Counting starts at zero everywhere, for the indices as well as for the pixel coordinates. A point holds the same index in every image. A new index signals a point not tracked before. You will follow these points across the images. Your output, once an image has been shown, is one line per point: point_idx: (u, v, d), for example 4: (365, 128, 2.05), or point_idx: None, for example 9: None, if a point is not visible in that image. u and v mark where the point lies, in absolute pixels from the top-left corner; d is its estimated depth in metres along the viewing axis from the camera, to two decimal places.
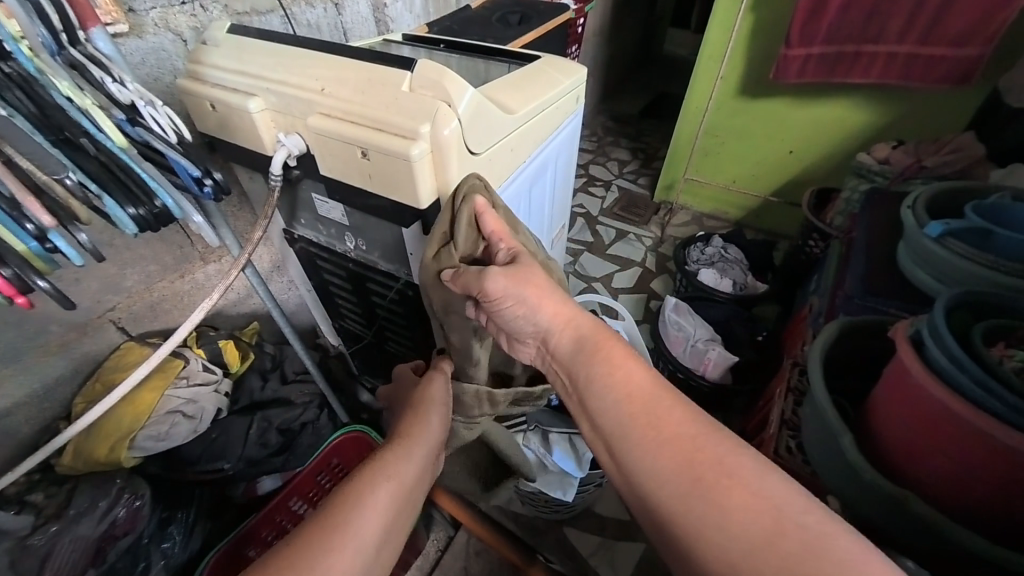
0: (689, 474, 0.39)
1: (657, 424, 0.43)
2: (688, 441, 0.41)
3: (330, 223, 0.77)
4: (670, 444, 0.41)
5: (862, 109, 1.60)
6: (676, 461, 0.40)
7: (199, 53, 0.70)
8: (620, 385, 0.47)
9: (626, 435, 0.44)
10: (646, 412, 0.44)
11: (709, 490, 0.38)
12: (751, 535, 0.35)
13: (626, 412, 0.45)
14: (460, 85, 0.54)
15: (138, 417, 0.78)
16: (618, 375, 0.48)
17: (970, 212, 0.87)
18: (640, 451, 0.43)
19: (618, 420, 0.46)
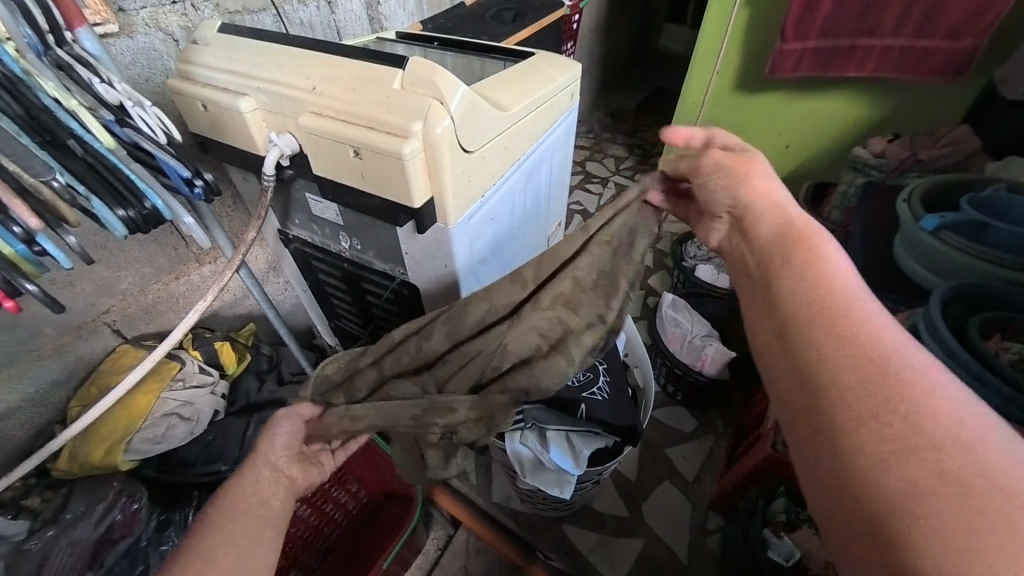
0: (857, 365, 0.36)
1: (848, 317, 0.40)
2: (876, 344, 0.37)
3: (324, 223, 0.76)
4: (847, 338, 0.38)
5: (858, 102, 1.60)
6: (864, 353, 0.36)
7: (189, 52, 0.69)
8: (813, 275, 0.44)
9: (800, 310, 0.42)
10: (839, 302, 0.41)
11: (894, 391, 0.34)
12: (929, 438, 0.31)
13: (807, 295, 0.43)
14: (452, 83, 0.53)
15: (134, 420, 0.78)
16: (816, 267, 0.45)
17: (965, 205, 0.87)
18: (816, 330, 0.40)
19: (796, 300, 0.43)
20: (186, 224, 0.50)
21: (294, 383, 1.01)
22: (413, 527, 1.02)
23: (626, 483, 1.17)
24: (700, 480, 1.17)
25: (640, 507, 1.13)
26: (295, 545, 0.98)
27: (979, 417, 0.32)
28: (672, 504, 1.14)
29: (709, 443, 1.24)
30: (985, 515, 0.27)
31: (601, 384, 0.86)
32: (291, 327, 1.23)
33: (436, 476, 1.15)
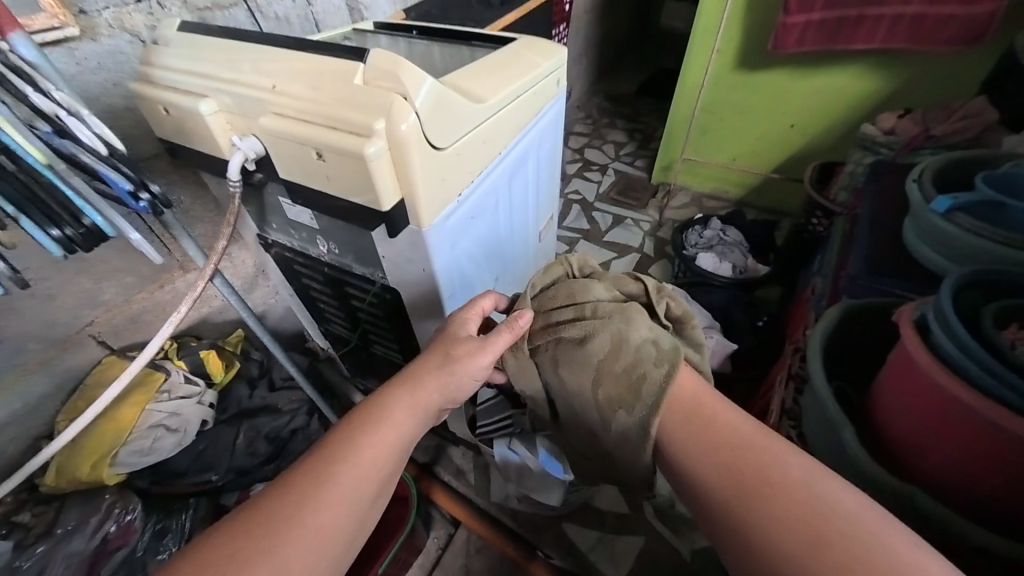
0: (743, 492, 0.47)
1: (739, 452, 0.49)
2: (747, 461, 0.48)
3: (301, 227, 0.74)
4: (750, 473, 0.47)
5: (867, 76, 1.52)
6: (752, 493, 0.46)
7: (150, 54, 0.66)
8: (702, 435, 0.52)
9: (707, 471, 0.50)
10: (722, 444, 0.51)
11: (773, 510, 0.44)
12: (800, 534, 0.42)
13: (709, 441, 0.51)
14: (417, 75, 0.50)
15: (120, 434, 0.77)
16: (723, 426, 0.52)
17: (981, 183, 0.82)
18: (699, 461, 0.51)
19: (693, 441, 0.52)
20: (132, 240, 0.50)
21: (285, 388, 1.00)
22: (412, 526, 1.02)
23: None
24: None
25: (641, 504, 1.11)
26: None
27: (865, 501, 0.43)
28: None
29: None
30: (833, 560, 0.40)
31: None
32: (284, 330, 1.22)
33: (434, 477, 1.15)
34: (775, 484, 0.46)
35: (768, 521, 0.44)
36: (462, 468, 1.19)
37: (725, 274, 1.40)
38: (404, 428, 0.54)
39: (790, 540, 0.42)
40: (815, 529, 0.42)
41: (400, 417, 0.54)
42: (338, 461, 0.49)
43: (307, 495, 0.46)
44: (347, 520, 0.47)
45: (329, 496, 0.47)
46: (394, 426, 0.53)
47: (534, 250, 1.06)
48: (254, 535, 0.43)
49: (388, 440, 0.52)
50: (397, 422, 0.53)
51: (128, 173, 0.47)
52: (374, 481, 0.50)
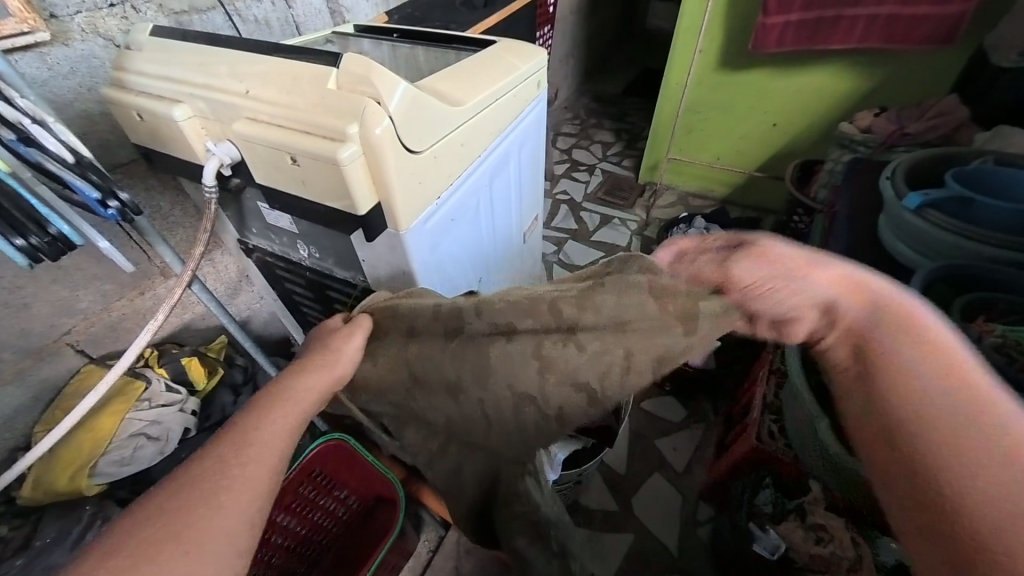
0: (966, 438, 0.35)
1: (954, 393, 0.37)
2: (966, 409, 0.36)
3: (281, 232, 0.73)
4: (965, 421, 0.36)
5: (845, 75, 1.55)
6: (974, 446, 0.35)
7: (122, 59, 0.65)
8: (930, 362, 0.39)
9: (910, 402, 0.38)
10: (941, 376, 0.39)
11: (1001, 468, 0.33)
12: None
13: (914, 367, 0.39)
14: (390, 79, 0.50)
15: (98, 444, 0.76)
16: (934, 355, 0.40)
17: (950, 180, 0.84)
18: (909, 394, 0.38)
19: (886, 383, 0.40)
20: (100, 247, 0.50)
21: None
22: (401, 527, 1.02)
23: (615, 477, 1.16)
24: (690, 472, 1.16)
25: (629, 501, 1.12)
26: (282, 554, 0.98)
27: None
28: (662, 496, 1.13)
29: (699, 432, 1.23)
30: None
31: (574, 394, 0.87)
32: (269, 335, 1.21)
33: (423, 479, 1.15)
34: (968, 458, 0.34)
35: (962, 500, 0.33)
36: None
37: None
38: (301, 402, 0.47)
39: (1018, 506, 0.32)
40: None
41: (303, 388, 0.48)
42: (240, 443, 0.41)
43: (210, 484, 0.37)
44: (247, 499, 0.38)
45: (231, 485, 0.38)
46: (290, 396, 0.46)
47: (517, 251, 1.07)
48: (149, 538, 0.34)
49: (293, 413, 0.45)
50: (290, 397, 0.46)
51: (94, 181, 0.47)
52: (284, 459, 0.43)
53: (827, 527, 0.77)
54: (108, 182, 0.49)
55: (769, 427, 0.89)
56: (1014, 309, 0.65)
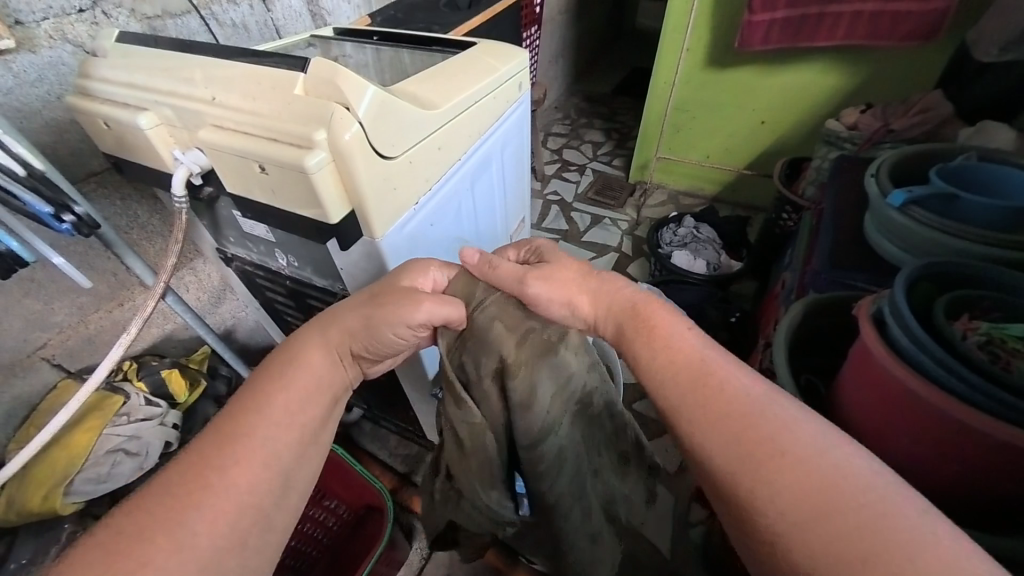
0: (736, 445, 0.39)
1: (717, 399, 0.42)
2: (738, 418, 0.40)
3: (258, 240, 0.71)
4: (741, 418, 0.40)
5: (831, 72, 1.55)
6: (732, 442, 0.39)
7: (88, 66, 0.64)
8: (673, 368, 0.46)
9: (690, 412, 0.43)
10: (694, 377, 0.44)
11: (761, 467, 0.37)
12: (802, 508, 0.35)
13: (677, 375, 0.45)
14: (357, 84, 0.49)
15: (73, 462, 0.74)
16: (681, 360, 0.46)
17: (933, 177, 0.84)
18: (685, 412, 0.43)
19: (685, 410, 0.43)
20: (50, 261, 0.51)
21: None
22: (391, 536, 1.00)
23: None
24: (683, 473, 1.15)
25: None
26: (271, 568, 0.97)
27: (879, 475, 0.35)
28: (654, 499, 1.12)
29: None
30: (842, 532, 0.33)
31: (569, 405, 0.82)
32: (255, 344, 1.20)
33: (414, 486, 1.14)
34: (793, 464, 0.37)
35: (795, 514, 0.35)
36: None
37: (700, 271, 1.42)
38: (303, 376, 0.51)
39: (791, 503, 0.35)
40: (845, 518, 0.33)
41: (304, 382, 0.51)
42: (247, 420, 0.46)
43: (219, 462, 0.44)
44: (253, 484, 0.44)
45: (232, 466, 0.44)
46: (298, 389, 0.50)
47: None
48: (149, 519, 0.40)
49: (298, 390, 0.50)
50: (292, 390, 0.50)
51: (47, 196, 0.48)
52: (288, 434, 0.48)
53: None
54: (62, 195, 0.50)
55: None
56: (1001, 307, 0.65)
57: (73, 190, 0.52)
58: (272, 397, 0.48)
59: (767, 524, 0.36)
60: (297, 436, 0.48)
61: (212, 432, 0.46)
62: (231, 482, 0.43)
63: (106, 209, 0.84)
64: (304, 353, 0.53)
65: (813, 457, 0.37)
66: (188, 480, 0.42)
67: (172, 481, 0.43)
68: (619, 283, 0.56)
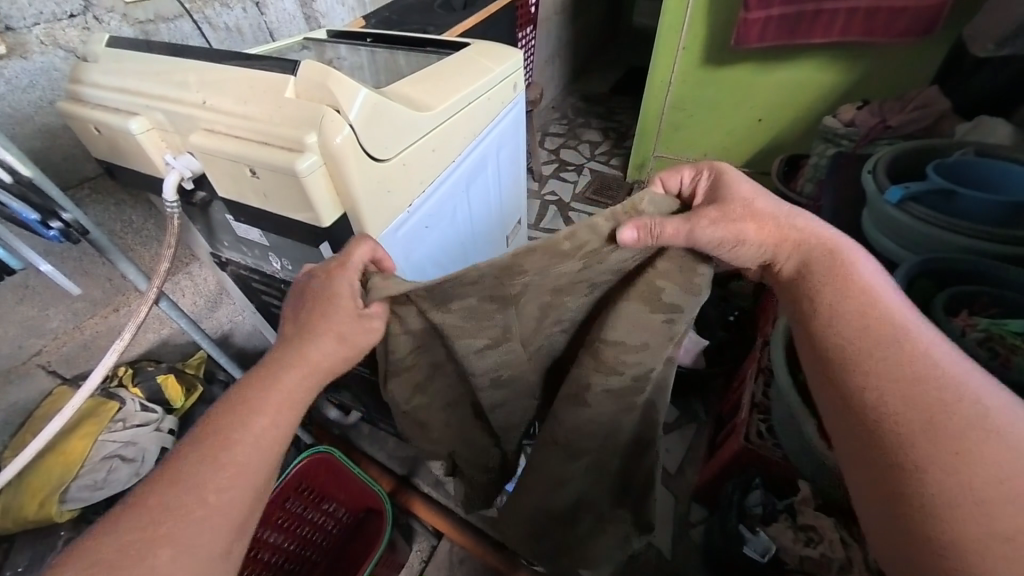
0: (933, 426, 0.36)
1: (908, 368, 0.39)
2: (934, 394, 0.37)
3: (252, 244, 0.71)
4: (935, 396, 0.37)
5: (827, 69, 1.55)
6: (926, 417, 0.37)
7: (78, 71, 0.63)
8: (858, 321, 0.43)
9: (866, 373, 0.40)
10: (884, 339, 0.41)
11: (957, 453, 0.35)
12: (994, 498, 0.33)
13: (864, 331, 0.42)
14: (348, 86, 0.48)
15: (69, 469, 0.74)
16: (869, 313, 0.43)
17: (931, 173, 0.84)
18: (866, 374, 0.40)
19: (862, 367, 0.41)
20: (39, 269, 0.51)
21: None
22: (390, 538, 1.00)
23: None
24: (683, 472, 1.15)
25: None
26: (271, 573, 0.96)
27: None
28: (654, 498, 1.12)
29: (690, 432, 1.22)
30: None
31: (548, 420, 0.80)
32: (252, 348, 1.19)
33: (413, 488, 1.14)
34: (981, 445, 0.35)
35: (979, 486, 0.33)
36: (440, 478, 1.18)
37: None
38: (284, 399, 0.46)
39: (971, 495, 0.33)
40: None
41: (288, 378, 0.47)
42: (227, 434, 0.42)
43: (209, 460, 0.41)
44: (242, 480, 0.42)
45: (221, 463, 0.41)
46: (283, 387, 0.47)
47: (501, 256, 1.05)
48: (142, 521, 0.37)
49: (287, 395, 0.47)
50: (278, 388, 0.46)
51: (37, 204, 0.47)
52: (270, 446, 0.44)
53: (817, 528, 0.78)
54: (52, 203, 0.49)
55: (758, 427, 0.91)
56: (998, 303, 0.65)
57: (64, 196, 0.51)
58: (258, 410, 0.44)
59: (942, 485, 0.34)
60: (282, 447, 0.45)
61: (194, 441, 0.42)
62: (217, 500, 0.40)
63: (100, 215, 0.83)
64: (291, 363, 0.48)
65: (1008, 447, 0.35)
66: (170, 491, 0.39)
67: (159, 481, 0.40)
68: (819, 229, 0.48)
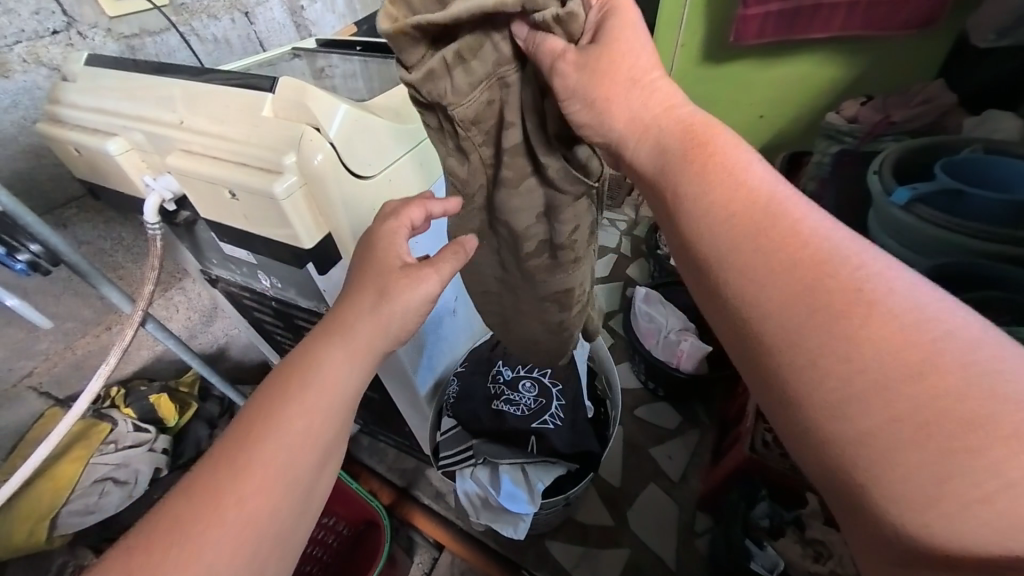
0: (834, 326, 0.29)
1: (777, 256, 0.32)
2: (830, 281, 0.30)
3: (240, 262, 0.69)
4: (817, 276, 0.30)
5: (830, 64, 1.51)
6: (796, 305, 0.30)
7: (57, 91, 0.62)
8: (719, 214, 0.35)
9: (732, 262, 0.33)
10: (749, 224, 0.33)
11: (846, 344, 0.28)
12: (929, 426, 0.25)
13: (733, 215, 0.34)
14: (325, 102, 0.46)
15: (60, 492, 0.73)
16: (746, 190, 0.35)
17: (938, 172, 0.81)
18: (739, 269, 0.33)
19: (735, 260, 0.33)
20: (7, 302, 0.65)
21: None
22: (390, 551, 0.99)
23: (610, 489, 1.12)
24: (687, 479, 1.13)
25: (625, 513, 1.09)
26: None
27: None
28: (658, 506, 1.10)
29: (694, 439, 1.20)
30: (985, 452, 0.24)
31: (554, 410, 0.87)
32: (249, 361, 1.18)
33: (413, 500, 1.12)
34: (911, 349, 0.27)
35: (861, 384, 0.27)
36: (440, 490, 1.12)
37: None
38: (331, 390, 0.43)
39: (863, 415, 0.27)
40: (964, 416, 0.25)
41: (322, 383, 0.43)
42: (292, 389, 0.42)
43: (223, 485, 0.37)
44: (274, 511, 0.38)
45: (245, 491, 0.37)
46: (325, 395, 0.42)
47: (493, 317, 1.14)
48: (158, 546, 0.34)
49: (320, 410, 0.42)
50: (312, 404, 0.42)
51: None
52: (329, 406, 0.42)
53: (826, 543, 0.76)
54: (18, 237, 0.52)
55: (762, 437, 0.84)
56: None
57: (44, 223, 0.51)
58: (323, 372, 0.43)
59: (821, 414, 0.28)
60: (337, 435, 0.43)
61: (247, 416, 0.41)
62: (265, 487, 0.38)
63: (89, 234, 0.82)
64: (333, 353, 0.44)
65: (927, 341, 0.27)
66: (224, 476, 0.37)
67: (178, 499, 0.37)
68: (682, 106, 0.42)
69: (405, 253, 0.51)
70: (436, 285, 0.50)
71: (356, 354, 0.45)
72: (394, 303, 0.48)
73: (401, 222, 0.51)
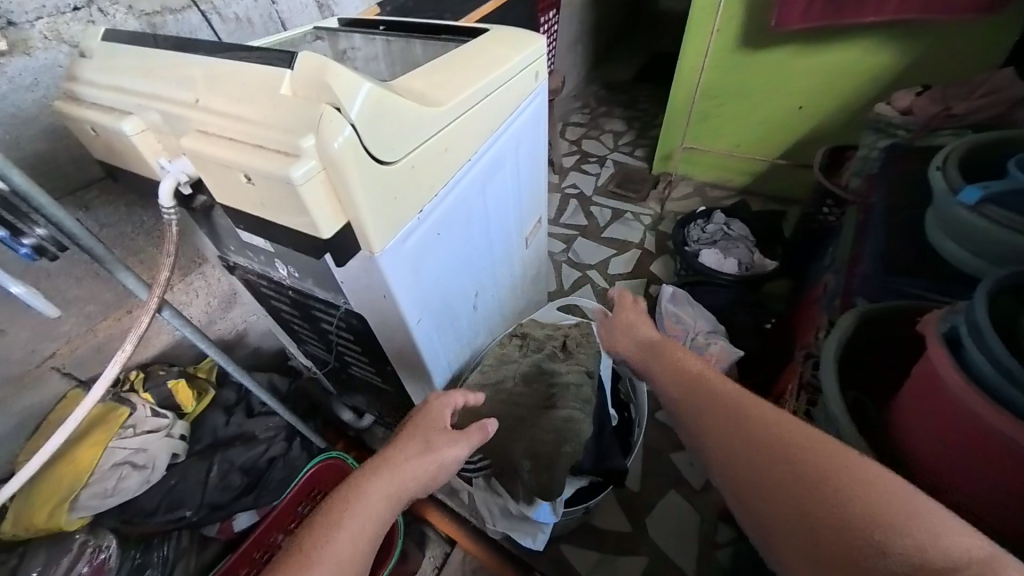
0: (743, 438, 0.44)
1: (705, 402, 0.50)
2: (735, 411, 0.47)
3: (257, 250, 0.67)
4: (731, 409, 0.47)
5: (880, 50, 1.40)
6: (719, 429, 0.46)
7: (75, 69, 0.60)
8: (672, 383, 0.56)
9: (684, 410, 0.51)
10: (685, 387, 0.54)
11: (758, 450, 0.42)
12: (824, 495, 0.37)
13: (678, 383, 0.55)
14: (347, 81, 0.43)
15: (77, 479, 0.73)
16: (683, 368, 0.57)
17: (1012, 170, 0.73)
18: (686, 414, 0.51)
19: (684, 409, 0.52)
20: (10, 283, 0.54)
21: (263, 414, 0.95)
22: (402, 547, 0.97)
23: (628, 494, 1.09)
24: (709, 488, 1.09)
25: (643, 521, 1.05)
26: None
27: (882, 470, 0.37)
28: (678, 514, 1.06)
29: None
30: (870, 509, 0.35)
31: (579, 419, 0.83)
32: (266, 348, 1.18)
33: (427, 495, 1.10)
34: (797, 446, 0.41)
35: (765, 464, 0.41)
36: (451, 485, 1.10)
37: (730, 271, 1.33)
38: (373, 515, 0.49)
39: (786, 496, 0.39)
40: (846, 484, 0.37)
41: (369, 506, 0.49)
42: (341, 513, 0.47)
43: None
44: None
45: None
46: (366, 517, 0.48)
47: (515, 310, 1.10)
48: None
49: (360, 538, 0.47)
50: (356, 525, 0.47)
51: (5, 220, 0.47)
52: (376, 534, 0.48)
53: None
54: (25, 220, 0.49)
55: None
56: None
57: (54, 203, 0.48)
58: (367, 499, 0.49)
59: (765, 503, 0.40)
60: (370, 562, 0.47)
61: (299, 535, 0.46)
62: None
63: (110, 217, 0.82)
64: (378, 484, 0.51)
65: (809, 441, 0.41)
66: None
67: None
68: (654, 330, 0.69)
69: (449, 420, 0.61)
70: (469, 441, 0.58)
71: (397, 489, 0.51)
72: (434, 453, 0.55)
73: (453, 398, 0.62)
